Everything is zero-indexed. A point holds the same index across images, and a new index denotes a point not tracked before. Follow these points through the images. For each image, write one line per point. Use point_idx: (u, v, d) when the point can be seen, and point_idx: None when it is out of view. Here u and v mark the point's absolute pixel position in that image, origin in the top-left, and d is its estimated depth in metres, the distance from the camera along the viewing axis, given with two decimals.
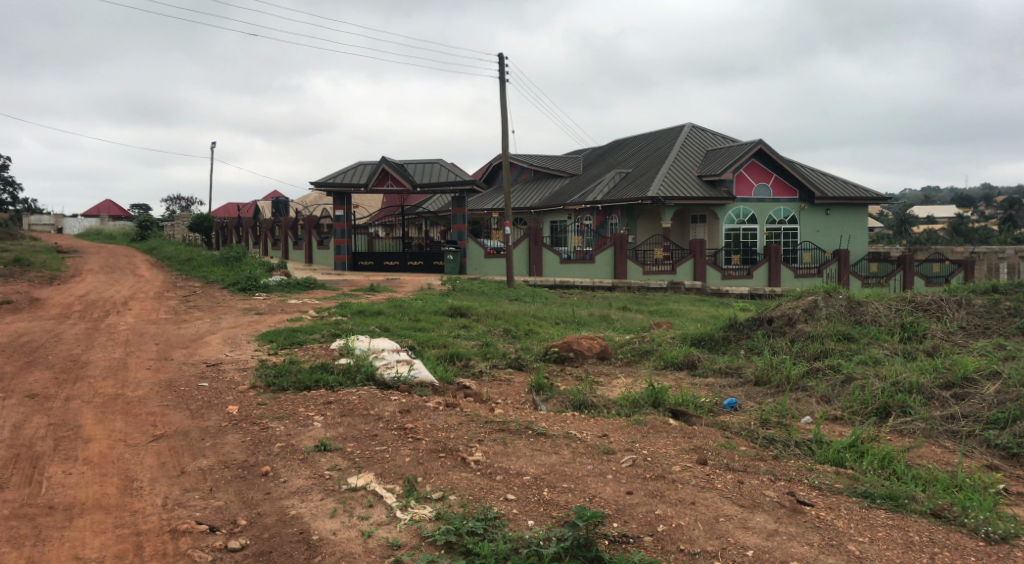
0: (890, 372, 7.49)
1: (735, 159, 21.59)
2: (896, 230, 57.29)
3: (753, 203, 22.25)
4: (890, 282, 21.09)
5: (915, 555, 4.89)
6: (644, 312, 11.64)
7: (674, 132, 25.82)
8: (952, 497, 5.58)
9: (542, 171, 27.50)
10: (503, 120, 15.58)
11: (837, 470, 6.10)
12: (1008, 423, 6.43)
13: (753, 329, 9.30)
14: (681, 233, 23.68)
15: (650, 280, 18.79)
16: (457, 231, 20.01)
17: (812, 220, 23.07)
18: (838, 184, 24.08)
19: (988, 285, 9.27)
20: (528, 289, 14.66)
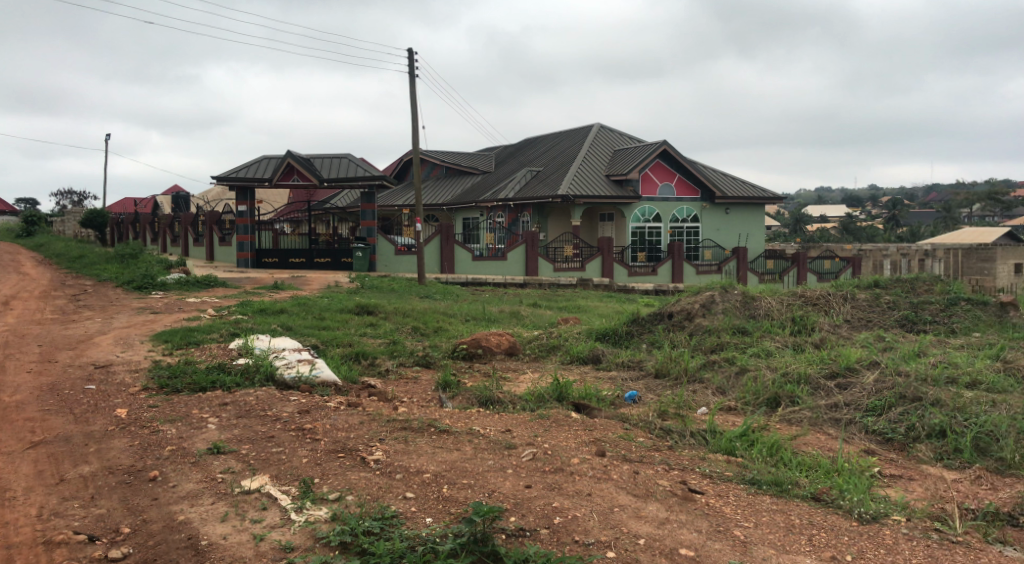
0: (780, 363, 7.82)
1: (642, 160, 22.12)
2: (790, 229, 59.87)
3: (658, 202, 22.83)
4: (785, 278, 21.89)
5: (795, 537, 5.13)
6: (553, 309, 11.75)
7: (584, 131, 26.28)
8: (832, 481, 5.88)
9: (453, 168, 27.47)
10: (414, 115, 15.42)
11: (728, 459, 6.32)
12: (884, 410, 6.81)
13: (654, 324, 9.50)
14: (591, 232, 24.10)
15: (560, 277, 18.99)
16: (366, 227, 19.79)
17: (713, 219, 23.83)
18: (738, 185, 25.00)
19: (871, 281, 9.86)
20: (437, 286, 14.58)
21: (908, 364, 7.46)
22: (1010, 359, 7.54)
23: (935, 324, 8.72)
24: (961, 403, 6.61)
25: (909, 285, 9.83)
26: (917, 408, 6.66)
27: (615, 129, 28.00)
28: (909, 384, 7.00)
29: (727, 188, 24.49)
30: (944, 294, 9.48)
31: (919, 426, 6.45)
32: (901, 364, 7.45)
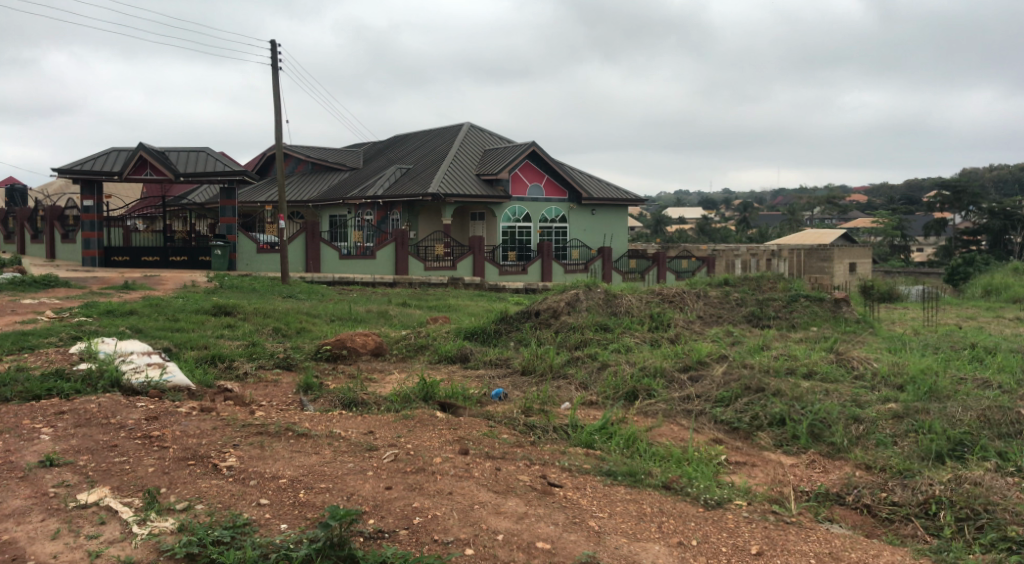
0: (638, 358, 8.15)
1: (511, 160, 22.39)
2: (652, 230, 62.57)
3: (528, 202, 23.17)
4: (647, 277, 22.68)
5: (645, 526, 5.34)
6: (422, 308, 11.69)
7: (454, 130, 26.31)
8: (682, 469, 6.17)
9: (320, 164, 26.74)
10: (278, 109, 14.90)
11: (587, 451, 6.50)
12: (731, 400, 7.22)
13: (521, 322, 9.63)
14: (460, 230, 24.28)
15: (430, 276, 18.86)
16: (227, 224, 18.87)
17: (580, 219, 24.53)
18: (603, 187, 25.83)
19: (722, 279, 10.49)
20: (304, 285, 14.17)
21: (753, 357, 8.00)
22: (841, 351, 8.20)
23: (778, 319, 9.43)
24: (798, 392, 7.12)
25: (755, 283, 10.52)
26: (761, 398, 7.12)
27: (486, 129, 28.23)
28: (753, 375, 7.47)
29: (593, 190, 25.25)
30: (786, 291, 10.24)
31: (762, 415, 6.88)
32: (747, 357, 7.98)
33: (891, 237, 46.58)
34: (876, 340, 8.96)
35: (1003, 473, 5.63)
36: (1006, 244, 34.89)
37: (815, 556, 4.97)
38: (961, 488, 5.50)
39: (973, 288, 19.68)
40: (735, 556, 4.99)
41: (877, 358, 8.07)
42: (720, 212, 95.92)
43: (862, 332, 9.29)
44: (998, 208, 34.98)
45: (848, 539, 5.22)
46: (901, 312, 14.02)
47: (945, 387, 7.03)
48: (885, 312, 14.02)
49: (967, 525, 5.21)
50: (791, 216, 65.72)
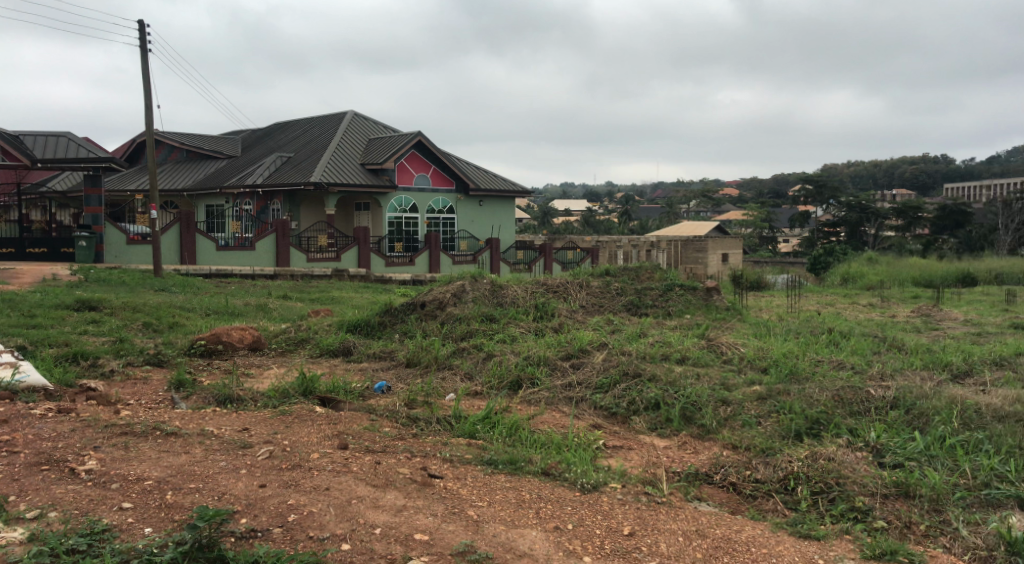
0: (522, 348, 8.24)
1: (397, 150, 22.06)
2: (540, 221, 63.35)
3: (414, 192, 22.98)
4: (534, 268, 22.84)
5: (524, 512, 5.42)
6: (304, 300, 11.39)
7: (338, 118, 25.68)
8: (560, 455, 6.28)
9: (195, 151, 25.50)
10: (148, 92, 14.09)
11: (469, 441, 6.52)
12: (610, 386, 7.42)
13: (406, 314, 9.55)
14: (345, 221, 23.83)
15: (314, 268, 18.44)
16: (91, 214, 17.75)
17: (467, 210, 24.57)
18: (491, 179, 25.95)
19: (603, 269, 10.78)
20: (179, 278, 13.50)
21: (631, 344, 8.28)
22: (712, 337, 8.60)
23: (655, 308, 9.80)
24: (672, 377, 7.41)
25: (634, 273, 10.87)
26: (638, 384, 7.35)
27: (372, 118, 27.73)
28: (631, 362, 7.71)
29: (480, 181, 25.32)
30: (662, 281, 10.65)
31: (639, 400, 7.11)
32: (625, 344, 8.25)
33: (761, 229, 49.08)
34: (744, 326, 9.45)
35: (853, 448, 6.04)
36: (861, 236, 37.20)
37: (683, 534, 5.19)
38: (817, 463, 5.86)
39: (834, 276, 21.06)
40: (608, 537, 5.13)
41: (745, 343, 8.50)
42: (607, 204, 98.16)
43: (732, 319, 9.80)
44: (854, 200, 36.68)
45: (714, 516, 5.47)
46: (767, 299, 14.82)
47: (803, 368, 7.50)
48: (753, 299, 14.78)
49: (820, 497, 5.55)
50: (671, 208, 68.12)
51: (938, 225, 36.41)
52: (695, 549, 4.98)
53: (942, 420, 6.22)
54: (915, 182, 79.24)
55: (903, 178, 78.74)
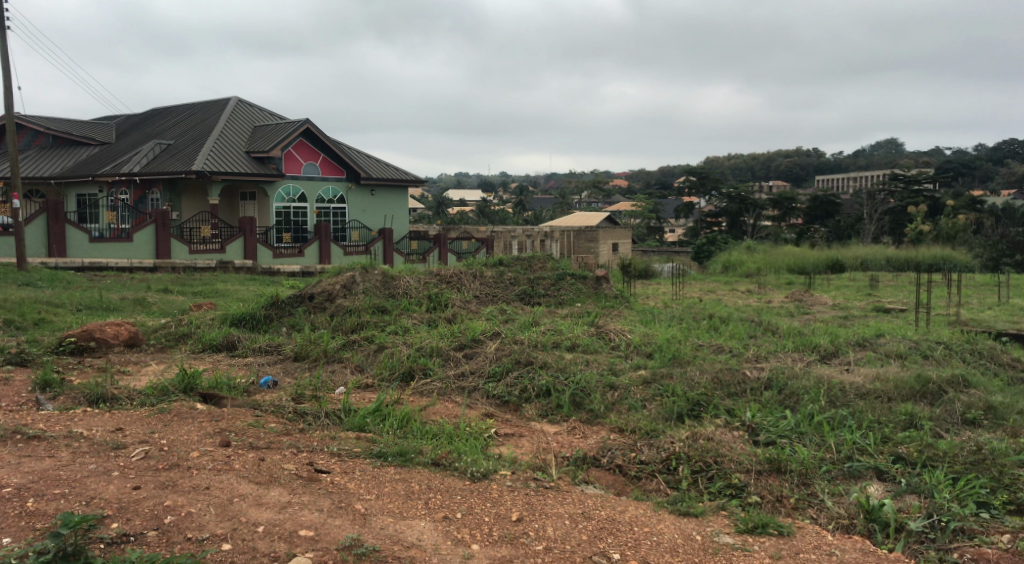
0: (414, 339, 8.19)
1: (283, 138, 21.12)
2: (434, 211, 62.84)
3: (302, 181, 22.05)
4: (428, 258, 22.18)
5: (413, 503, 5.39)
6: (186, 294, 10.91)
7: (220, 103, 24.50)
8: (451, 445, 6.27)
9: (63, 137, 23.87)
10: (6, 72, 13.06)
11: (358, 435, 6.42)
12: (503, 375, 7.48)
13: (294, 307, 9.30)
14: (229, 210, 22.45)
15: (197, 259, 17.57)
16: None
17: (358, 199, 23.77)
18: (383, 167, 25.23)
19: (497, 259, 10.92)
20: (47, 272, 12.63)
21: (524, 333, 8.38)
22: (601, 325, 8.82)
23: (547, 297, 9.99)
24: (562, 364, 7.54)
25: (527, 263, 11.03)
26: (529, 371, 7.45)
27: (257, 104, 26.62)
28: (522, 351, 7.80)
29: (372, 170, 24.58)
30: (554, 270, 10.86)
31: (530, 388, 7.20)
32: (518, 333, 8.34)
33: (649, 219, 50.49)
34: (631, 313, 9.75)
35: (730, 427, 6.33)
36: (741, 225, 37.89)
37: (569, 517, 5.29)
38: (697, 443, 6.10)
39: (715, 264, 21.94)
40: (497, 524, 5.17)
41: (632, 330, 8.75)
42: (501, 195, 98.39)
43: (620, 306, 10.11)
44: (734, 190, 37.34)
45: (599, 498, 5.60)
46: (654, 287, 15.29)
47: (686, 353, 7.80)
48: (640, 288, 15.21)
49: (700, 476, 5.78)
50: (564, 199, 69.08)
51: (810, 215, 38.47)
52: (580, 531, 5.08)
53: (810, 399, 6.60)
54: (790, 173, 82.94)
55: (778, 169, 82.68)
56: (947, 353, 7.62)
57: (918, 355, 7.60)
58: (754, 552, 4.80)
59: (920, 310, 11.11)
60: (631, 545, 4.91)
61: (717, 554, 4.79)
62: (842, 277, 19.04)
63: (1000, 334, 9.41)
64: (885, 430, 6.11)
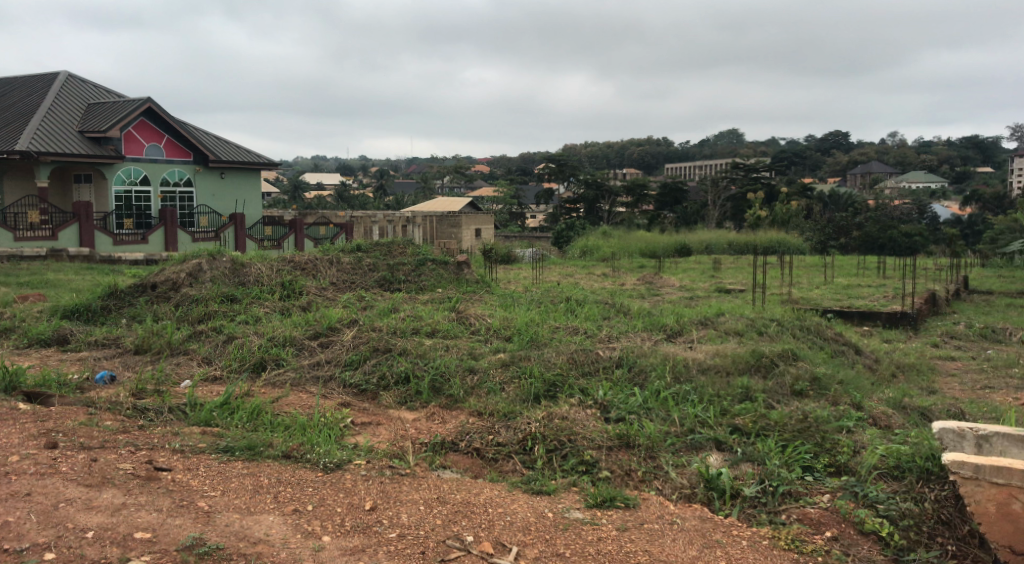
0: (267, 329, 7.92)
1: (122, 117, 18.96)
2: (290, 195, 60.68)
3: (144, 164, 20.07)
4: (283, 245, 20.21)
5: (261, 498, 5.17)
6: (10, 284, 10.03)
7: (48, 77, 22.15)
8: (304, 436, 6.08)
9: None
10: None
11: (203, 430, 6.11)
12: (360, 363, 7.37)
13: (134, 297, 8.77)
14: (61, 196, 20.12)
15: (25, 247, 15.54)
16: None
17: (207, 183, 21.98)
18: (233, 149, 23.43)
19: (354, 245, 11.01)
20: None
21: (381, 319, 8.35)
22: (461, 310, 8.90)
23: (407, 283, 10.09)
24: (420, 350, 7.51)
25: (386, 249, 11.15)
26: (387, 358, 7.38)
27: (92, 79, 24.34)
28: (381, 338, 7.72)
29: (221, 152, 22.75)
30: (415, 255, 10.95)
31: (388, 375, 7.12)
32: (375, 320, 8.29)
33: (511, 205, 51.02)
34: (491, 298, 9.88)
35: (584, 406, 6.50)
36: (597, 211, 39.59)
37: (424, 503, 5.22)
38: (552, 423, 6.21)
39: (573, 249, 22.47)
40: (349, 514, 5.03)
41: (491, 314, 8.87)
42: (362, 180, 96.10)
43: (480, 290, 10.36)
44: (591, 177, 38.84)
45: (455, 482, 5.57)
46: (515, 272, 15.49)
47: (543, 335, 7.96)
48: (502, 271, 15.39)
49: (554, 454, 5.88)
50: (424, 184, 68.60)
51: (660, 202, 40.20)
52: (435, 516, 5.03)
53: (657, 375, 6.92)
54: (642, 162, 86.22)
55: (631, 157, 85.91)
56: (780, 329, 8.20)
57: (754, 332, 8.14)
58: (603, 525, 4.92)
59: (756, 290, 11.91)
60: (485, 527, 4.91)
61: (568, 529, 4.87)
62: (689, 260, 20.08)
63: (825, 311, 10.26)
64: (723, 402, 6.48)
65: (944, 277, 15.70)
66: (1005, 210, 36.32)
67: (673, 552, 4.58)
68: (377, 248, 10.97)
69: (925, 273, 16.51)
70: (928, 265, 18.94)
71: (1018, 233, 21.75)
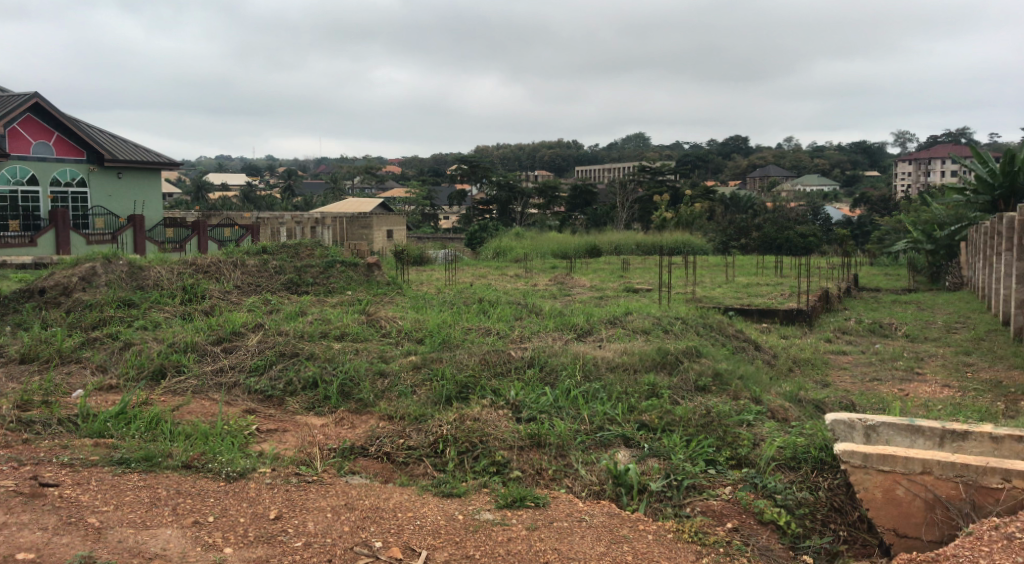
0: (166, 335, 7.63)
1: (7, 112, 17.84)
2: (194, 197, 58.38)
3: (31, 162, 18.97)
4: (185, 248, 19.17)
5: (158, 511, 4.94)
6: None
7: None
8: (206, 445, 5.86)
9: None
10: None
11: (96, 441, 5.81)
12: (265, 368, 7.17)
13: (20, 303, 8.29)
14: None
15: None
16: None
17: (103, 182, 20.86)
18: (130, 147, 22.31)
19: (259, 248, 10.72)
20: None
21: (288, 323, 8.16)
22: (371, 312, 8.79)
23: (316, 286, 9.89)
24: (329, 354, 7.37)
25: (294, 250, 10.93)
26: (294, 363, 7.22)
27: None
28: (287, 342, 7.55)
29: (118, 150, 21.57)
30: (323, 258, 10.74)
31: (295, 380, 6.96)
32: (282, 324, 8.10)
33: (423, 206, 50.68)
34: (402, 300, 9.81)
35: (495, 407, 6.50)
36: (510, 213, 39.58)
37: (332, 509, 5.08)
38: (463, 424, 6.17)
39: (486, 250, 22.50)
40: (253, 524, 4.86)
41: (402, 316, 8.80)
42: (270, 180, 93.49)
43: (390, 292, 10.26)
44: (503, 180, 38.65)
45: (364, 487, 5.46)
46: (427, 274, 15.39)
47: (455, 337, 7.94)
48: (413, 273, 15.24)
49: (466, 456, 5.84)
50: (333, 184, 67.32)
51: (571, 203, 40.75)
52: (342, 523, 4.91)
53: (567, 374, 7.00)
54: (553, 164, 87.13)
55: (543, 160, 86.80)
56: (685, 327, 8.44)
57: (660, 330, 8.35)
58: (512, 526, 4.91)
59: (662, 290, 12.22)
60: (394, 531, 4.83)
61: (478, 531, 4.84)
62: (599, 261, 20.40)
63: (727, 309, 10.64)
64: (631, 399, 6.61)
65: (836, 276, 16.54)
66: (889, 212, 38.62)
67: (581, 550, 4.62)
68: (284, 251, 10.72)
69: (820, 271, 17.35)
70: (821, 263, 19.92)
71: (902, 233, 23.14)
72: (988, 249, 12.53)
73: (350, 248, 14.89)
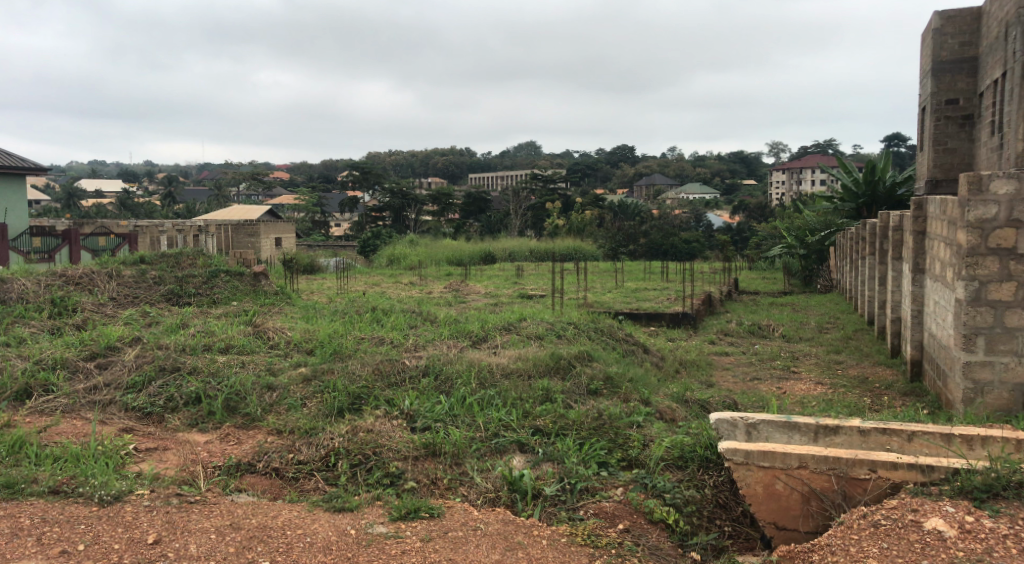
0: (32, 351, 7.15)
1: None
2: (64, 205, 54.78)
3: None
4: (55, 258, 17.98)
5: (20, 542, 4.57)
6: None
7: None
8: (75, 468, 5.48)
9: None
10: None
11: None
12: (144, 385, 6.80)
13: None
14: None
15: None
16: None
17: None
18: None
19: (135, 258, 10.23)
20: None
21: (168, 336, 7.79)
22: (259, 324, 8.50)
23: (198, 296, 9.49)
24: (213, 368, 7.09)
25: (174, 260, 10.52)
26: (175, 379, 6.88)
27: None
28: (168, 356, 7.20)
29: None
30: (205, 268, 10.35)
31: (176, 396, 6.64)
32: (161, 338, 7.72)
33: (312, 214, 49.43)
34: (291, 310, 9.56)
35: (389, 417, 6.41)
36: (404, 220, 38.95)
37: (215, 530, 4.83)
38: (356, 437, 6.05)
39: (380, 257, 22.21)
40: (128, 550, 4.56)
41: (291, 327, 8.57)
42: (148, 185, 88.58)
43: (278, 302, 9.98)
44: (395, 186, 38.42)
45: (250, 505, 5.22)
46: (316, 283, 15.00)
47: (347, 347, 7.79)
48: (303, 282, 14.90)
49: (359, 469, 5.71)
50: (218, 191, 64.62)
51: (465, 211, 40.76)
52: (226, 544, 4.67)
53: (462, 382, 6.99)
54: (447, 170, 86.80)
55: (437, 167, 86.44)
56: (577, 332, 8.61)
57: (553, 336, 8.46)
58: (406, 538, 4.83)
59: (554, 296, 12.41)
60: (282, 550, 4.64)
61: (371, 545, 4.73)
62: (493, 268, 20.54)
63: (616, 313, 10.92)
64: (526, 405, 6.67)
65: (717, 280, 17.27)
66: (765, 220, 40.68)
67: (476, 558, 4.60)
68: (163, 260, 10.25)
69: (702, 275, 18.14)
70: (704, 268, 20.79)
71: (777, 238, 24.46)
72: (854, 252, 13.46)
73: (233, 258, 14.35)
